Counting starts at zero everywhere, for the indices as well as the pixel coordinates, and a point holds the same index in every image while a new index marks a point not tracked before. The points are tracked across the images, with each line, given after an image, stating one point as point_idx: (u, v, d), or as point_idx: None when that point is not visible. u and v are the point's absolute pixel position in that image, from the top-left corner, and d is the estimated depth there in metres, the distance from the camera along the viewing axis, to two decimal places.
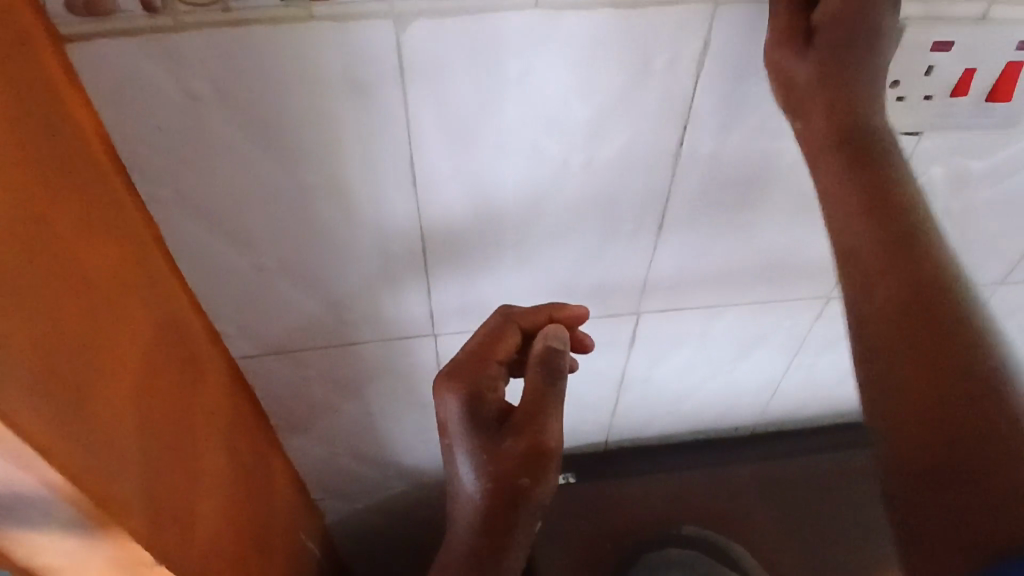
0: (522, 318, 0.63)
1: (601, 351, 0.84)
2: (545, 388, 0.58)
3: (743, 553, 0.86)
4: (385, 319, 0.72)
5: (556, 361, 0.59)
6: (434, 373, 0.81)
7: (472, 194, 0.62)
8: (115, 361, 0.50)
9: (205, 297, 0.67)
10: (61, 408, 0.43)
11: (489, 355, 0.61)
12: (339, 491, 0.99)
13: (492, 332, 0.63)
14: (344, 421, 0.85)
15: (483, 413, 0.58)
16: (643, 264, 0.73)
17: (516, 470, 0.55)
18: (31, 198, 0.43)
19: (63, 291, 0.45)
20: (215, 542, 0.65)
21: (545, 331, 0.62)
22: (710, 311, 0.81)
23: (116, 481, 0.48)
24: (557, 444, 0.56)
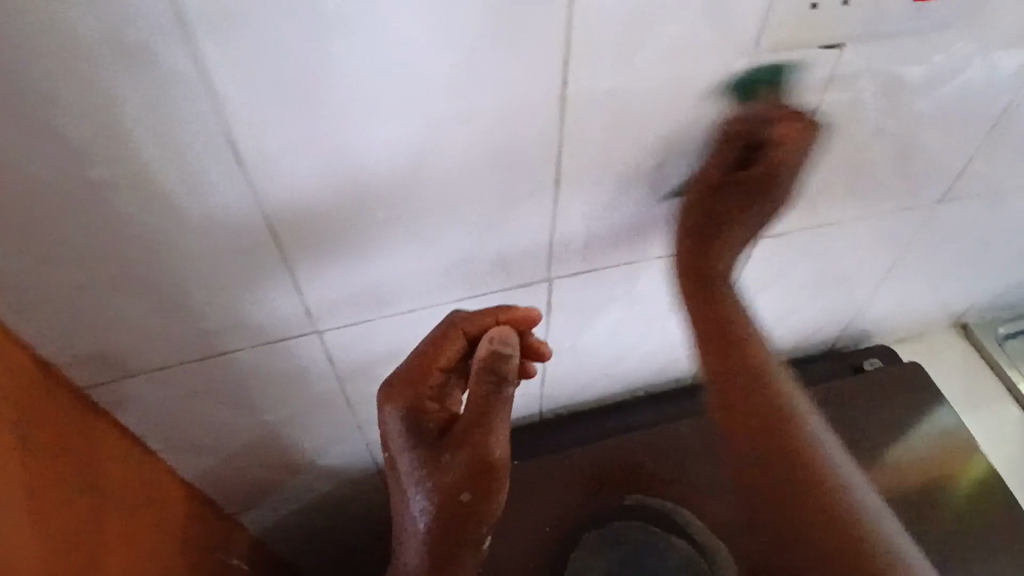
0: (467, 325, 0.56)
1: (517, 325, 0.75)
2: (495, 402, 0.52)
3: (690, 519, 0.82)
4: (255, 325, 0.62)
5: (500, 369, 0.53)
6: (329, 372, 0.71)
7: (323, 172, 0.51)
8: None
9: (20, 326, 0.55)
10: None
11: (431, 365, 0.55)
12: (257, 501, 0.90)
13: (433, 339, 0.56)
14: (239, 432, 0.76)
15: (420, 425, 0.53)
16: (545, 227, 0.64)
17: (456, 489, 0.52)
18: None
19: None
20: None
21: (490, 334, 0.54)
22: (631, 267, 0.73)
23: None
24: (503, 454, 0.53)
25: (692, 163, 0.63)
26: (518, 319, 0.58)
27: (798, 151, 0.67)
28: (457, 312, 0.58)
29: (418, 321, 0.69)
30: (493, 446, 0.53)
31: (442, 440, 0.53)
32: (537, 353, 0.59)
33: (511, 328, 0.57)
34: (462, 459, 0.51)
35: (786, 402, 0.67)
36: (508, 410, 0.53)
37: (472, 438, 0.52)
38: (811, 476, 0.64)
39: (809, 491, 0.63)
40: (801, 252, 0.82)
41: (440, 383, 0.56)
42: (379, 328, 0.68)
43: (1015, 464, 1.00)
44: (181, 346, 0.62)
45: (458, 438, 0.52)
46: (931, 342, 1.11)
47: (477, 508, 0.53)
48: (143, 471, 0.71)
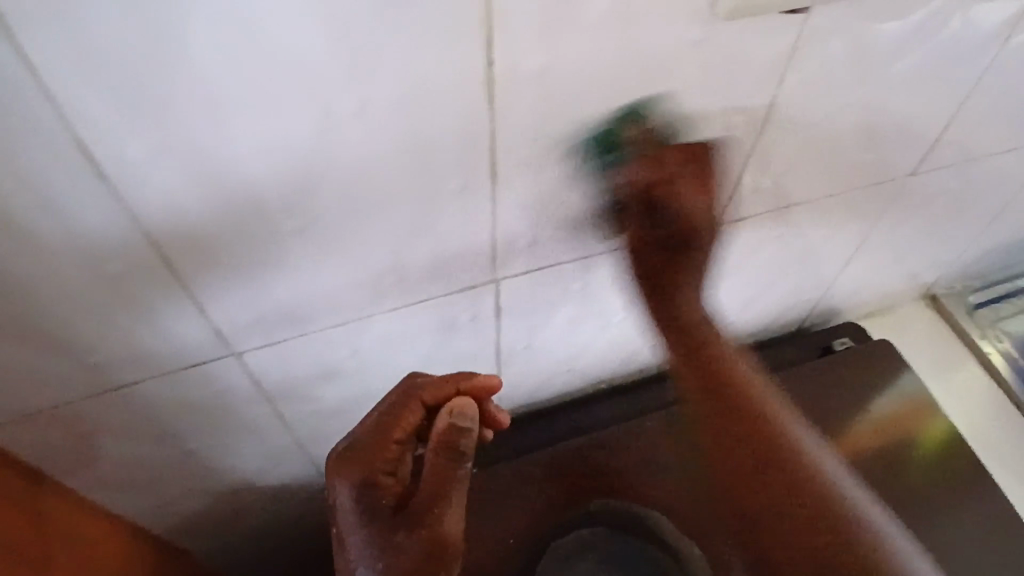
0: (425, 392, 0.64)
1: (464, 329, 0.69)
2: (453, 473, 0.61)
3: (661, 519, 0.77)
4: (158, 350, 0.54)
5: (459, 435, 0.61)
6: (257, 395, 0.64)
7: (207, 176, 0.43)
8: None
9: None
10: None
11: (388, 436, 0.63)
12: (198, 529, 0.83)
13: (394, 410, 0.64)
14: (163, 463, 0.68)
15: (375, 501, 0.60)
16: (487, 227, 0.57)
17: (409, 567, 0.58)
18: None
19: None
20: None
21: (452, 404, 0.62)
22: (587, 262, 0.67)
23: None
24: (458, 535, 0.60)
25: (647, 146, 0.57)
26: (476, 389, 0.67)
27: (760, 128, 0.61)
28: (418, 380, 0.66)
29: (351, 334, 0.62)
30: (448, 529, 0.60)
31: (397, 514, 0.60)
32: (497, 422, 0.70)
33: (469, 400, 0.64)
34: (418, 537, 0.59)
35: (789, 434, 0.61)
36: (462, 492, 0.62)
37: (430, 523, 0.59)
38: (807, 484, 0.58)
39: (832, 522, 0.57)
40: (769, 234, 0.77)
41: (397, 455, 0.63)
42: (306, 344, 0.61)
43: (977, 431, 0.99)
44: (72, 379, 0.54)
45: (413, 512, 0.59)
46: (900, 313, 1.08)
47: None
48: (58, 517, 0.64)
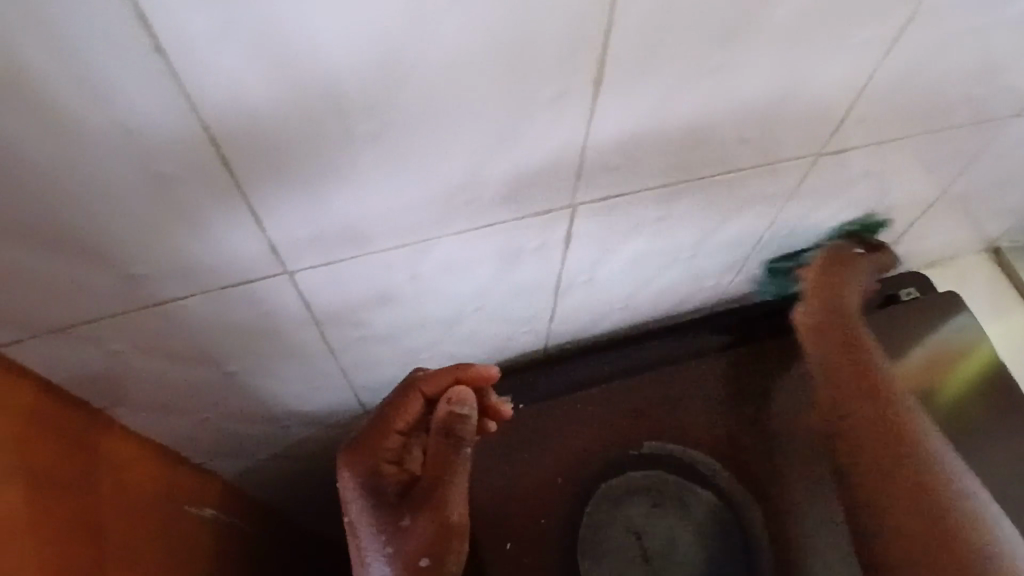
0: (425, 384, 0.62)
1: (527, 259, 0.63)
2: (454, 460, 0.62)
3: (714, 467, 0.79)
4: (207, 266, 0.49)
5: (457, 425, 0.61)
6: (304, 319, 0.59)
7: (278, 63, 0.36)
8: None
9: None
10: None
11: (388, 426, 0.63)
12: (227, 451, 0.80)
13: (394, 402, 0.63)
14: (196, 387, 0.64)
15: (381, 489, 0.62)
16: (575, 144, 0.50)
17: (418, 549, 0.61)
18: None
19: None
20: None
21: (449, 395, 0.61)
22: (667, 191, 0.61)
23: None
24: (459, 516, 0.63)
25: (762, 64, 0.50)
26: (475, 377, 0.64)
27: (888, 49, 0.53)
28: (419, 373, 0.64)
29: (410, 258, 0.56)
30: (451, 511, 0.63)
31: (401, 502, 0.61)
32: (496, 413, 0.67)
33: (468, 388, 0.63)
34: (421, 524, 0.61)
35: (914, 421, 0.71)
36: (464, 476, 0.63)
37: (437, 510, 0.61)
38: (913, 458, 0.69)
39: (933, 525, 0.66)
40: (857, 172, 0.70)
41: (399, 445, 0.63)
42: (362, 266, 0.55)
43: None
44: (113, 294, 0.49)
45: (415, 503, 0.61)
46: (960, 266, 1.03)
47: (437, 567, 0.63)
48: (82, 437, 0.61)
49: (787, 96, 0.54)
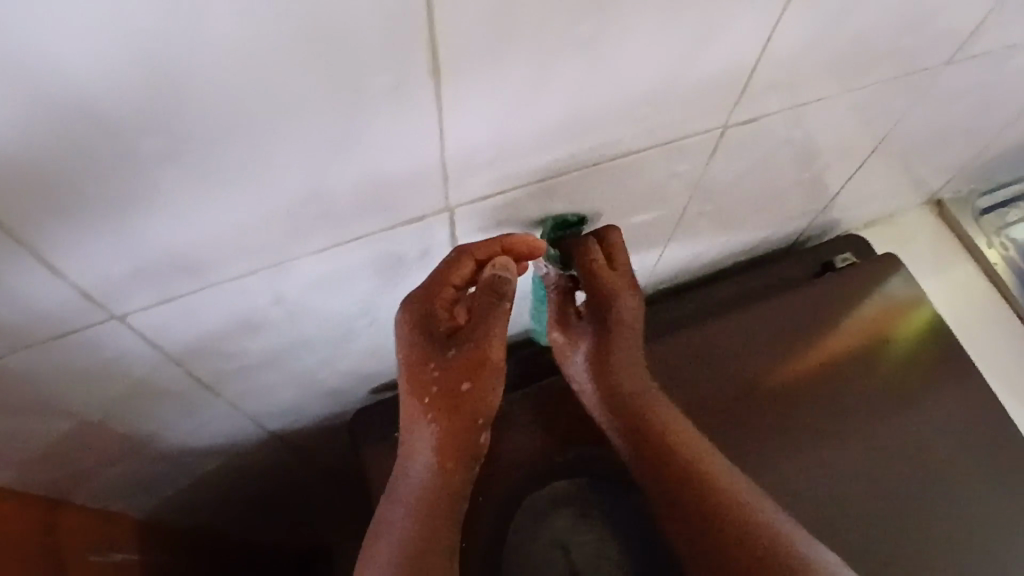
0: (476, 252, 0.53)
1: (414, 267, 0.57)
2: (495, 310, 0.55)
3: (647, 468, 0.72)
4: (13, 318, 0.42)
5: (502, 290, 0.53)
6: (162, 358, 0.52)
7: (2, 85, 0.29)
8: None
9: None
10: None
11: (441, 282, 0.53)
12: (126, 491, 0.74)
13: (444, 265, 0.53)
14: (58, 438, 0.57)
15: (429, 333, 0.54)
16: (431, 143, 0.44)
17: (457, 382, 0.55)
18: None
19: None
20: None
21: (494, 263, 0.53)
22: (560, 181, 0.55)
23: None
24: (502, 361, 0.57)
25: (639, 37, 0.43)
26: (526, 249, 0.55)
27: (786, 8, 0.47)
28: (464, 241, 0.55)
29: (268, 282, 0.50)
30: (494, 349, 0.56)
31: (448, 346, 0.55)
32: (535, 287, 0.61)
33: (514, 259, 0.55)
34: (463, 358, 0.55)
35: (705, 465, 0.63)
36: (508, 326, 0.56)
37: (478, 347, 0.55)
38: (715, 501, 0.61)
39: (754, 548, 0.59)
40: (775, 142, 0.64)
41: (454, 298, 0.55)
42: (214, 296, 0.48)
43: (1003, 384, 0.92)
44: None
45: (461, 342, 0.55)
46: (899, 223, 0.99)
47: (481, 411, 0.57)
48: None
49: (676, 69, 0.48)
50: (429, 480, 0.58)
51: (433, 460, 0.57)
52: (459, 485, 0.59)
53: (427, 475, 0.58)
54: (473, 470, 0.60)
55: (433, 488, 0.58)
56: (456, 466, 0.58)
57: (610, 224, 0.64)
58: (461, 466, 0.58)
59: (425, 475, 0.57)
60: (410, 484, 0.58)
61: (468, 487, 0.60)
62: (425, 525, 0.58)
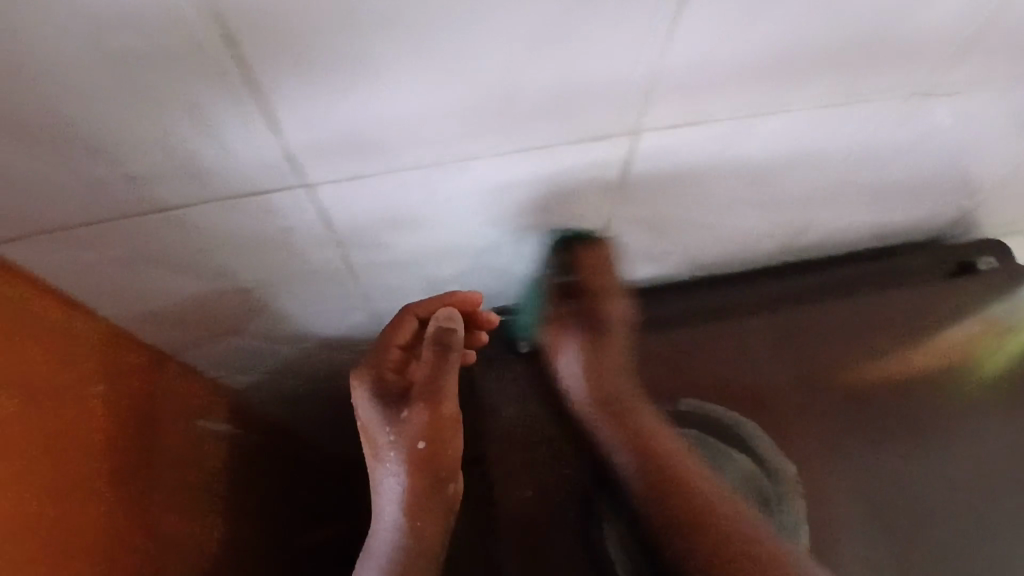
0: (421, 309, 0.61)
1: (571, 187, 0.55)
2: (439, 367, 0.60)
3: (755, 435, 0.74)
4: (211, 169, 0.42)
5: (446, 342, 0.59)
6: (323, 236, 0.53)
7: None
8: None
9: None
10: None
11: (389, 343, 0.61)
12: (241, 367, 0.77)
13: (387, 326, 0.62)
14: (207, 302, 0.60)
15: (387, 395, 0.60)
16: (646, 55, 0.42)
17: (415, 437, 0.59)
18: None
19: None
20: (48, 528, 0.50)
21: (438, 314, 0.60)
22: (744, 122, 0.52)
23: None
24: (452, 411, 0.61)
25: None
26: (461, 304, 0.63)
27: None
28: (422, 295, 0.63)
29: (442, 178, 0.49)
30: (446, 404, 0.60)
31: (403, 399, 0.60)
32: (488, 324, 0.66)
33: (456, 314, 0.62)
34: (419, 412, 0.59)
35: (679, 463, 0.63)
36: (455, 377, 0.61)
37: (439, 398, 0.60)
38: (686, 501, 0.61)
39: (687, 522, 0.60)
40: (970, 122, 0.59)
41: (401, 359, 0.62)
42: (387, 181, 0.48)
43: None
44: (106, 193, 0.42)
45: (415, 396, 0.60)
46: None
47: (447, 460, 0.61)
48: (93, 348, 0.58)
49: (911, 19, 0.44)
50: (405, 526, 0.60)
51: (406, 503, 0.60)
52: (432, 532, 0.62)
53: (402, 523, 0.60)
54: (444, 517, 0.63)
55: (409, 534, 0.61)
56: (427, 509, 0.61)
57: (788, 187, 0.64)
58: (431, 509, 0.61)
59: (399, 518, 0.60)
60: (380, 530, 0.61)
61: (441, 536, 0.63)
62: (411, 560, 0.60)
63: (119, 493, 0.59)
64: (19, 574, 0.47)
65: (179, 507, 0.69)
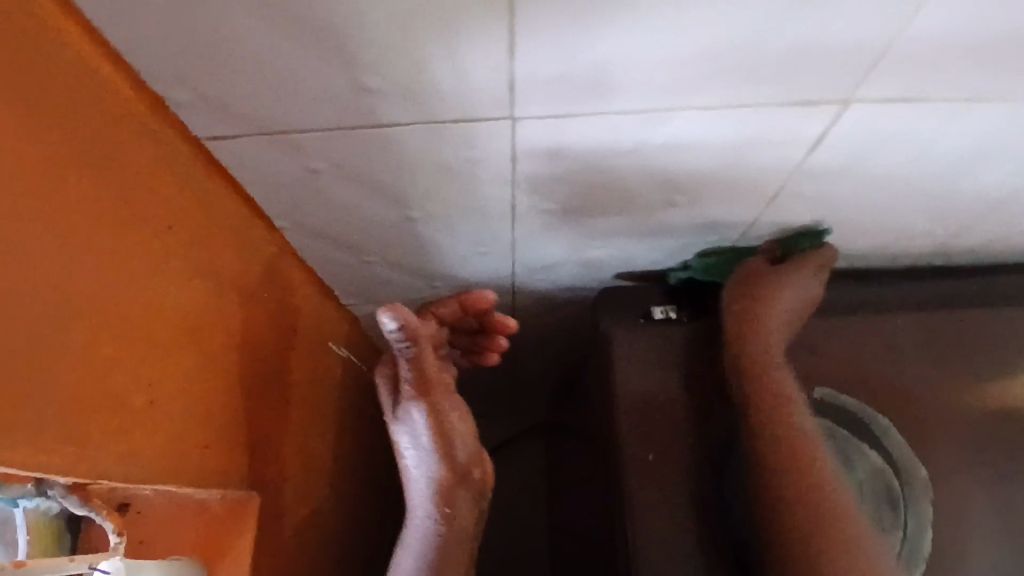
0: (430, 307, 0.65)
1: (759, 151, 0.54)
2: (416, 361, 0.58)
3: (891, 431, 0.74)
4: (439, 88, 0.43)
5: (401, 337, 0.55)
6: (509, 171, 0.54)
7: None
8: (128, 308, 0.40)
9: (156, 81, 0.41)
10: (106, 417, 0.38)
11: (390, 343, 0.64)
12: (378, 300, 0.79)
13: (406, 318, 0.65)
14: (378, 231, 0.62)
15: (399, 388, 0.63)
16: (895, 21, 0.40)
17: (419, 430, 0.59)
18: (34, 181, 0.34)
19: (93, 279, 0.37)
20: (271, 433, 0.60)
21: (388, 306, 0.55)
22: (964, 101, 0.49)
23: (149, 463, 0.41)
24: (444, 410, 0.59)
25: None
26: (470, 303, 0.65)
27: None
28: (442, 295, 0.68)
29: (645, 122, 0.49)
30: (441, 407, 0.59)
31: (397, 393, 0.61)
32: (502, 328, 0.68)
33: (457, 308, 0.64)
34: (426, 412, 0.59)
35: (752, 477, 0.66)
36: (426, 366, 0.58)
37: (431, 390, 0.59)
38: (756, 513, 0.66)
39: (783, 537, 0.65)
40: None
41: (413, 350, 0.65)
42: (590, 123, 0.48)
43: None
44: (343, 109, 0.44)
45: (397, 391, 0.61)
46: None
47: (456, 457, 0.60)
48: (292, 284, 0.64)
49: None
50: (437, 514, 0.59)
51: (434, 490, 0.59)
52: (463, 518, 0.61)
53: (433, 511, 0.59)
54: (475, 505, 0.62)
55: (441, 521, 0.60)
56: (456, 497, 0.60)
57: (978, 180, 0.60)
58: (463, 499, 0.60)
59: (430, 507, 0.60)
60: (412, 521, 0.61)
61: (473, 525, 0.62)
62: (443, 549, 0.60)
63: (283, 403, 0.62)
64: (256, 464, 0.57)
65: (321, 427, 0.72)
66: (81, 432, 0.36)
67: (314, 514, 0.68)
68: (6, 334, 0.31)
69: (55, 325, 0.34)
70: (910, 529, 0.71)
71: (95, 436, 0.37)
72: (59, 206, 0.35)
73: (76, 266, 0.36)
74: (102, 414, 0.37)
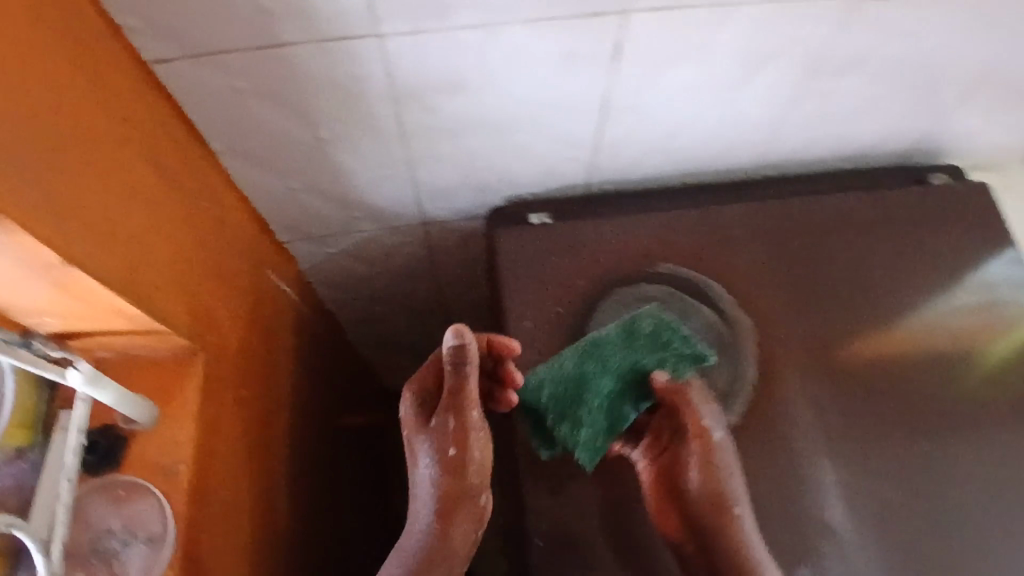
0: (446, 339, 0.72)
1: (576, 65, 0.71)
2: (458, 379, 0.65)
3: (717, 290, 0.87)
4: (317, 7, 0.59)
5: (460, 356, 0.64)
6: (386, 87, 0.70)
7: None
8: (98, 168, 0.55)
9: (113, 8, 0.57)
10: (88, 236, 0.52)
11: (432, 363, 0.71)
12: (307, 234, 0.94)
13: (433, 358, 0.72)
14: (294, 154, 0.77)
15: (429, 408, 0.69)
16: None
17: (445, 443, 0.66)
18: (40, 62, 0.49)
19: (74, 137, 0.52)
20: (215, 314, 0.74)
21: (455, 328, 0.64)
22: (713, 13, 0.67)
23: (115, 283, 0.55)
24: (476, 442, 0.66)
25: None
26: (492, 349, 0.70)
27: None
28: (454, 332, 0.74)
29: (481, 39, 0.66)
30: (472, 437, 0.66)
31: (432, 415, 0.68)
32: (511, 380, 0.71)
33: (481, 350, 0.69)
34: (458, 432, 0.65)
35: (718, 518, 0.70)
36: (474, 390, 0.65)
37: (463, 411, 0.65)
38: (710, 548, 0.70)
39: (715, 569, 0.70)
40: (906, 33, 0.73)
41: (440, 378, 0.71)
42: (439, 40, 0.65)
43: None
44: (250, 30, 0.60)
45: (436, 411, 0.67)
46: (1008, 172, 1.05)
47: (468, 485, 0.66)
48: (227, 201, 0.79)
49: None
50: (435, 528, 0.65)
51: (438, 506, 0.65)
52: (460, 540, 0.66)
53: (433, 526, 0.65)
54: (473, 528, 0.67)
55: (438, 537, 0.65)
56: (455, 516, 0.66)
57: (758, 88, 0.78)
58: (463, 517, 0.66)
59: (432, 522, 0.66)
60: (412, 533, 0.67)
61: (468, 547, 0.67)
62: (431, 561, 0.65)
63: (223, 295, 0.76)
64: (203, 334, 0.71)
65: (259, 333, 0.86)
66: (71, 238, 0.50)
67: (252, 400, 0.81)
68: (19, 148, 0.46)
69: (49, 157, 0.49)
70: (737, 361, 0.84)
71: (81, 245, 0.51)
72: (54, 82, 0.50)
73: (63, 125, 0.51)
74: (84, 232, 0.52)
